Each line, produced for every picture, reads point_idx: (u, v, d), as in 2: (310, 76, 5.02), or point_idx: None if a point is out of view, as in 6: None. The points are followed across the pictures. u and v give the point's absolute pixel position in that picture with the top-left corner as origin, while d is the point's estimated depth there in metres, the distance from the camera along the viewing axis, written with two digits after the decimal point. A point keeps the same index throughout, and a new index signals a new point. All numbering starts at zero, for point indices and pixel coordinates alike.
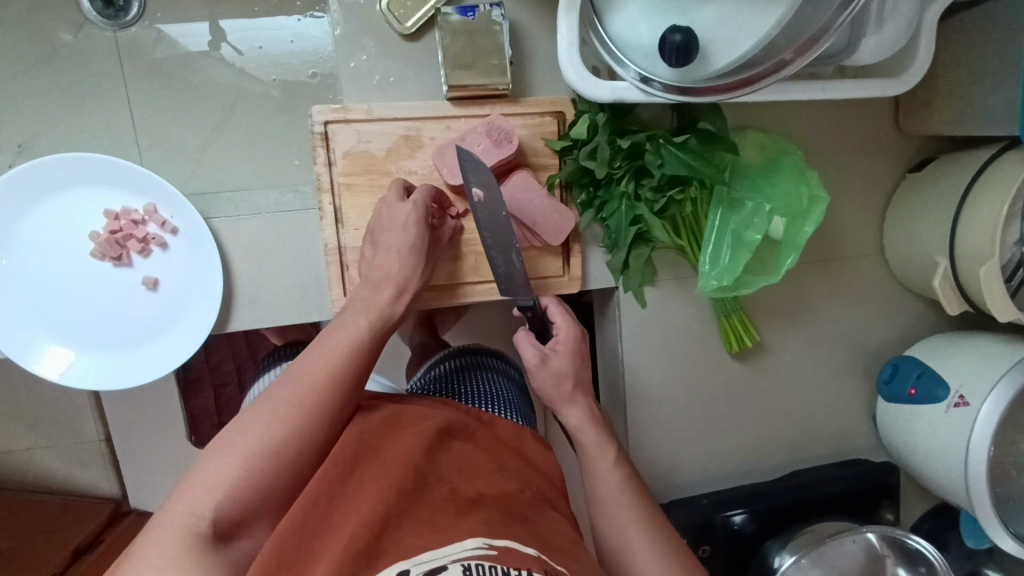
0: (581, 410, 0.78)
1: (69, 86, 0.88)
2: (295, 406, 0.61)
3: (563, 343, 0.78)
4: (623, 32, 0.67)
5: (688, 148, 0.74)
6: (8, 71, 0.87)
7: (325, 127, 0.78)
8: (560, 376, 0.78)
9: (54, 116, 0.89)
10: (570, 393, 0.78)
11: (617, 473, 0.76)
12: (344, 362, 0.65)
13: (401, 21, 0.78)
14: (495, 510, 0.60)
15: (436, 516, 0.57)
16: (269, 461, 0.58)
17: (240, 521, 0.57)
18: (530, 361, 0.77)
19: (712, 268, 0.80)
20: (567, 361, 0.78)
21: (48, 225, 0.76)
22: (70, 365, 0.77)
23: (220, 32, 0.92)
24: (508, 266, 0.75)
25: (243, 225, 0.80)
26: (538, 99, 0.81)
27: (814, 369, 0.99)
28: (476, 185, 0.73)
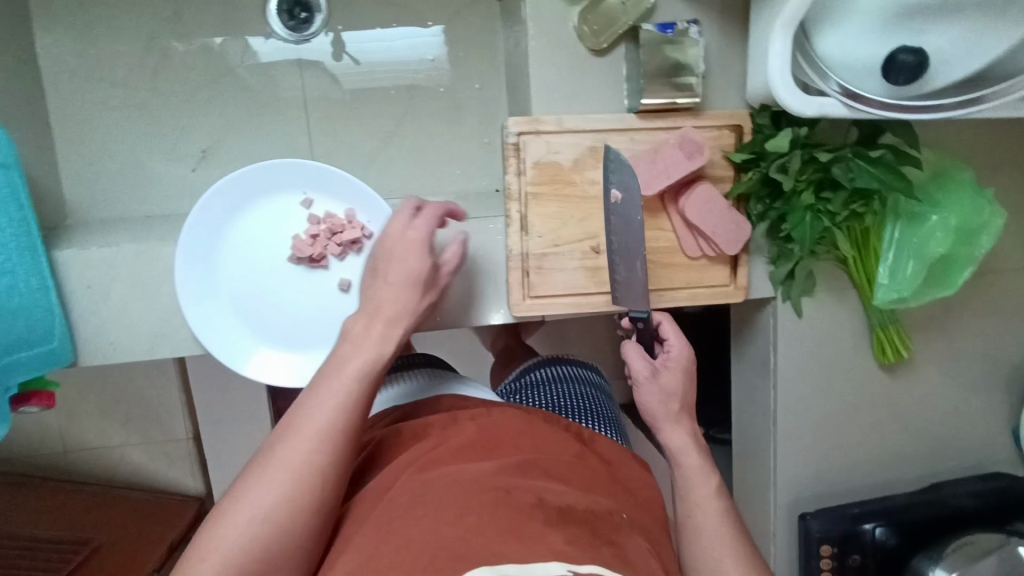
0: (684, 432, 0.76)
1: (252, 94, 0.92)
2: (325, 440, 0.57)
3: (675, 362, 0.77)
4: (837, 49, 0.69)
5: (882, 162, 0.76)
6: (197, 79, 0.91)
7: (518, 137, 0.81)
8: (668, 395, 0.76)
9: (234, 122, 0.93)
10: (666, 420, 0.76)
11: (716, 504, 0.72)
12: (332, 413, 0.59)
13: (595, 38, 0.80)
14: (581, 529, 0.55)
15: (519, 525, 0.53)
16: (288, 503, 0.55)
17: (276, 560, 0.55)
18: (639, 373, 0.76)
19: (889, 282, 0.83)
20: (677, 380, 0.76)
21: (254, 229, 0.79)
22: (271, 364, 0.80)
23: (340, 44, 0.92)
24: (629, 272, 0.78)
25: (432, 231, 0.83)
26: (718, 113, 0.84)
27: (958, 381, 1.01)
28: (616, 186, 0.77)
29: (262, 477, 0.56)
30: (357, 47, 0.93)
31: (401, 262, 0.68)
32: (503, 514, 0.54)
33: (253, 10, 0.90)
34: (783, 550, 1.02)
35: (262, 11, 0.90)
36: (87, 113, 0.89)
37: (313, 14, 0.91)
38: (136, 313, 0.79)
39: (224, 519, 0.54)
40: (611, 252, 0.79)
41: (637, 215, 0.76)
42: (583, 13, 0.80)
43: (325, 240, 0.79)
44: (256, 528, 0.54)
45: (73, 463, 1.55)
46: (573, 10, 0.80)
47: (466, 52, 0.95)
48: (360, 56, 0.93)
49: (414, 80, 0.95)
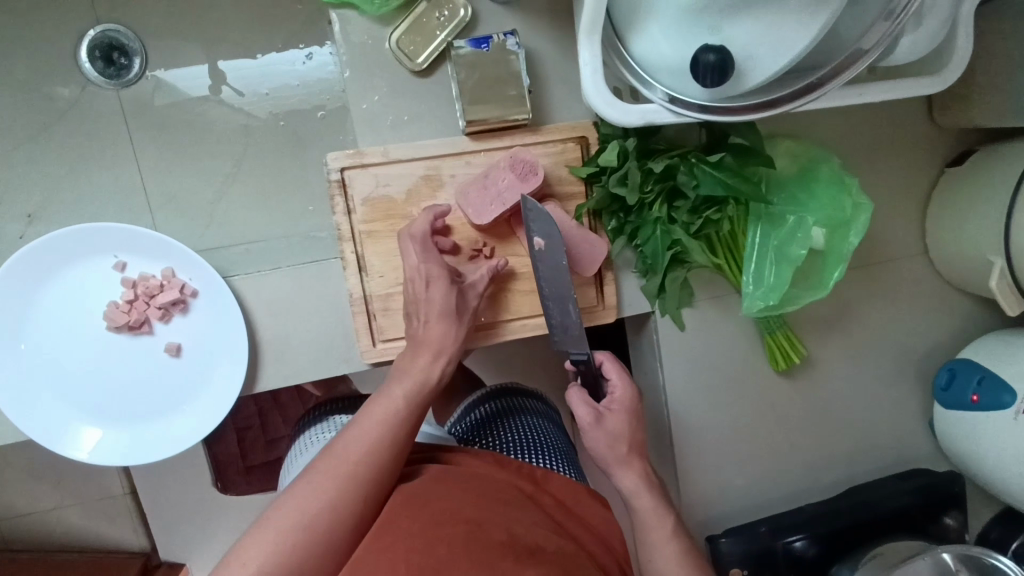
0: (636, 474, 0.75)
1: (74, 151, 0.87)
2: (341, 473, 0.62)
3: (619, 404, 0.76)
4: (651, 53, 0.64)
5: (725, 166, 0.70)
6: (11, 142, 0.85)
7: (341, 173, 0.75)
8: (615, 437, 0.75)
9: (60, 181, 0.87)
10: (620, 464, 0.75)
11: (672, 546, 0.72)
12: (382, 432, 0.66)
13: (412, 58, 0.75)
14: (555, 568, 0.57)
15: (490, 559, 0.55)
16: (302, 532, 0.58)
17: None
18: (584, 420, 0.75)
19: (755, 289, 0.77)
20: (621, 422, 0.75)
21: (63, 300, 0.74)
22: (103, 443, 0.75)
23: (220, 75, 0.90)
24: (564, 316, 0.73)
25: (265, 280, 0.78)
26: (558, 126, 0.78)
27: (865, 378, 0.95)
28: (538, 234, 0.72)
29: (274, 513, 0.60)
30: (239, 76, 0.90)
31: (427, 299, 0.72)
32: (474, 548, 0.56)
33: (66, 63, 0.86)
34: None
35: (73, 60, 0.86)
36: None
37: (132, 59, 0.87)
38: None
39: (236, 555, 0.57)
40: (543, 297, 0.75)
41: (563, 261, 0.71)
42: (397, 32, 0.74)
43: (143, 304, 0.75)
44: (269, 559, 0.57)
45: (21, 529, 1.59)
46: (385, 32, 0.74)
47: (303, 83, 0.91)
48: (251, 84, 0.90)
49: (254, 117, 0.90)
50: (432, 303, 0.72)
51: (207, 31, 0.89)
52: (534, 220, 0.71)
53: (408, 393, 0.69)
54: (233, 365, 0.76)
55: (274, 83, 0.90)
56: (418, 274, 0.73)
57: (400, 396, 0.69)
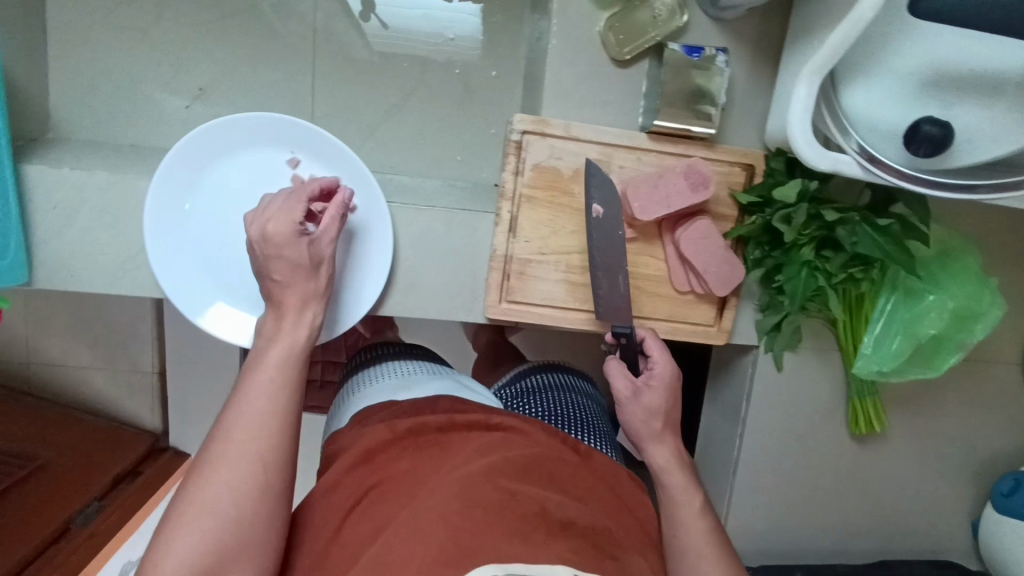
0: (668, 450, 0.74)
1: (257, 43, 0.90)
2: (250, 441, 0.56)
3: (658, 380, 0.74)
4: (858, 107, 0.67)
5: (888, 232, 0.73)
6: (205, 17, 0.88)
7: (521, 135, 0.78)
8: (651, 413, 0.74)
9: (238, 65, 0.90)
10: (648, 433, 0.74)
11: (700, 521, 0.69)
12: (252, 394, 0.58)
13: (618, 46, 0.77)
14: (585, 537, 0.56)
15: (517, 527, 0.53)
16: (247, 506, 0.53)
17: (235, 556, 0.52)
18: (621, 393, 0.74)
19: (873, 354, 0.80)
20: (660, 399, 0.74)
21: (232, 180, 0.77)
22: (248, 326, 0.78)
23: (371, 4, 0.89)
24: (613, 288, 0.77)
25: (418, 215, 0.80)
26: (732, 147, 0.80)
27: (926, 463, 0.98)
28: (597, 202, 0.76)
29: (221, 474, 0.54)
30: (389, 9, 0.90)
31: (282, 254, 0.64)
32: (503, 514, 0.54)
33: None
34: None
35: None
36: (88, 31, 0.86)
37: None
38: (101, 244, 0.76)
39: (180, 520, 0.52)
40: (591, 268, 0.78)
41: (618, 232, 0.76)
42: (611, 19, 0.77)
43: None
44: (219, 526, 0.52)
45: (44, 377, 1.63)
46: (601, 15, 0.77)
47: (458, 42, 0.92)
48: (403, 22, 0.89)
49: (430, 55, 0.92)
50: (286, 261, 0.65)
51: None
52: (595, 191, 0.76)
53: (284, 357, 0.61)
54: (371, 281, 0.79)
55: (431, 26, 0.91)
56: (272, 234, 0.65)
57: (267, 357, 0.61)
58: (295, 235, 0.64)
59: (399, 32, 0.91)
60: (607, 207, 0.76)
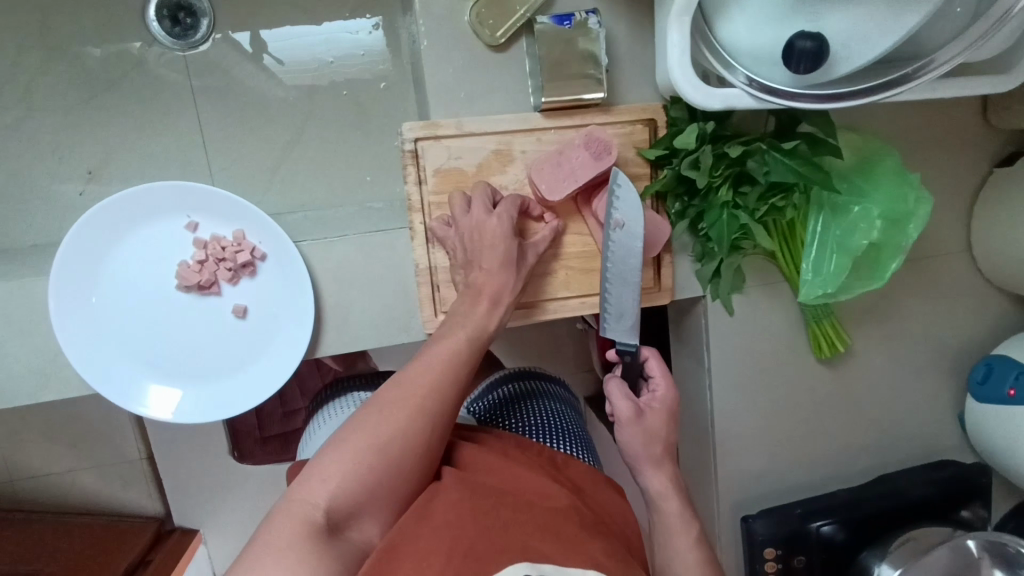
0: (667, 477, 0.72)
1: (134, 111, 0.86)
2: (410, 404, 0.61)
3: (660, 403, 0.74)
4: (736, 38, 0.65)
5: (797, 155, 0.71)
6: (76, 98, 0.85)
7: (415, 144, 0.76)
8: (652, 437, 0.72)
9: (121, 138, 0.87)
10: (649, 463, 0.72)
11: (692, 557, 0.68)
12: (440, 377, 0.63)
13: (491, 32, 0.75)
14: (612, 541, 0.60)
15: (565, 529, 0.57)
16: (371, 454, 0.58)
17: (352, 512, 0.56)
18: (621, 414, 0.72)
19: (814, 278, 0.79)
20: (662, 421, 0.73)
21: (133, 258, 0.74)
22: (184, 402, 0.76)
23: (261, 42, 0.88)
24: (619, 303, 0.74)
25: (331, 249, 0.78)
26: (628, 107, 0.79)
27: (901, 369, 0.98)
28: (618, 212, 0.73)
29: (348, 435, 0.59)
30: (281, 44, 0.89)
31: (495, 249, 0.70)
32: (556, 515, 0.59)
33: (130, 17, 0.85)
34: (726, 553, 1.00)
35: (140, 16, 0.85)
36: None
37: (199, 19, 0.86)
38: (9, 357, 0.73)
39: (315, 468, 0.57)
40: (604, 278, 0.75)
41: (636, 245, 0.72)
42: (477, 5, 0.75)
43: (214, 265, 0.75)
44: (339, 480, 0.56)
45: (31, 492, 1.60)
46: (465, 4, 0.75)
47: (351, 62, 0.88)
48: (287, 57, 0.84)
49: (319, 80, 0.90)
50: (497, 251, 0.70)
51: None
52: (620, 197, 0.72)
53: (468, 347, 0.66)
54: (299, 325, 0.77)
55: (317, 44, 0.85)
56: (485, 226, 0.71)
57: (461, 342, 0.66)
58: (509, 230, 0.71)
59: (298, 63, 0.89)
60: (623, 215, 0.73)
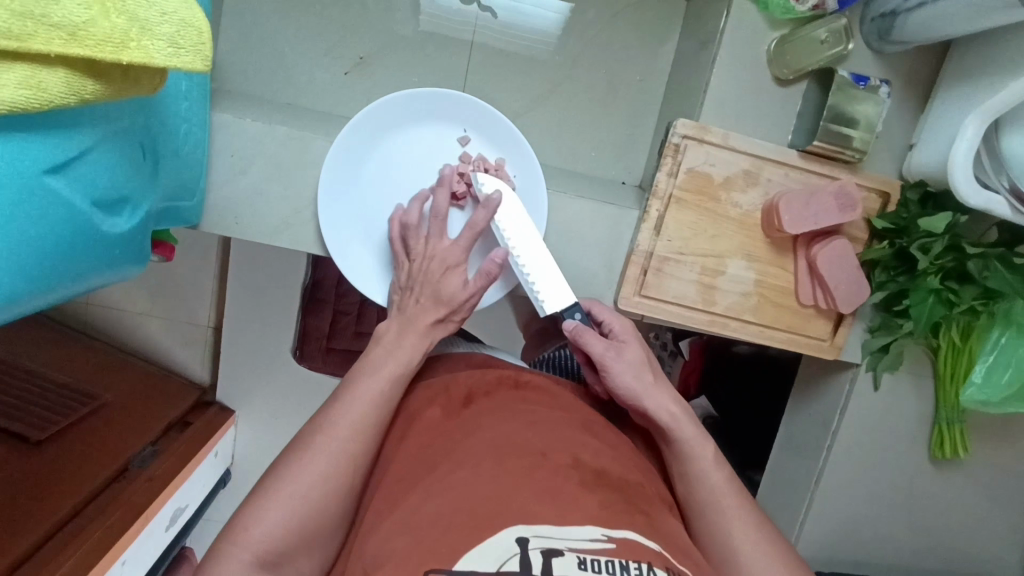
0: (668, 397, 0.70)
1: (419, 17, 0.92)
2: (329, 446, 0.60)
3: (626, 333, 0.74)
4: (1018, 151, 0.71)
5: (1023, 272, 0.77)
6: None
7: (681, 139, 0.81)
8: (635, 368, 0.71)
9: (398, 39, 0.92)
10: (647, 390, 0.70)
11: (735, 505, 0.65)
12: (348, 411, 0.63)
13: (781, 68, 0.81)
14: (615, 494, 0.58)
15: (555, 488, 0.55)
16: (314, 495, 0.58)
17: (290, 548, 0.57)
18: (596, 355, 0.71)
19: (981, 384, 0.85)
20: (638, 351, 0.72)
21: (407, 149, 0.81)
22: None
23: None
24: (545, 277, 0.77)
25: (569, 203, 0.84)
26: (871, 175, 0.85)
27: (995, 493, 1.03)
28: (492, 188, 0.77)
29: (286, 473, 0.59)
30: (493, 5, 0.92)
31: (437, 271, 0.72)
32: (542, 477, 0.57)
33: None
34: None
35: None
36: None
37: None
38: (270, 197, 0.79)
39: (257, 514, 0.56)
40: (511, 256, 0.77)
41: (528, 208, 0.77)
42: (781, 40, 0.81)
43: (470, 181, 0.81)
44: (296, 505, 0.57)
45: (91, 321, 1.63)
46: (772, 35, 0.81)
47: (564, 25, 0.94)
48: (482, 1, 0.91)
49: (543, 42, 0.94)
50: (447, 282, 0.71)
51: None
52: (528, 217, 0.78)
53: (393, 372, 0.66)
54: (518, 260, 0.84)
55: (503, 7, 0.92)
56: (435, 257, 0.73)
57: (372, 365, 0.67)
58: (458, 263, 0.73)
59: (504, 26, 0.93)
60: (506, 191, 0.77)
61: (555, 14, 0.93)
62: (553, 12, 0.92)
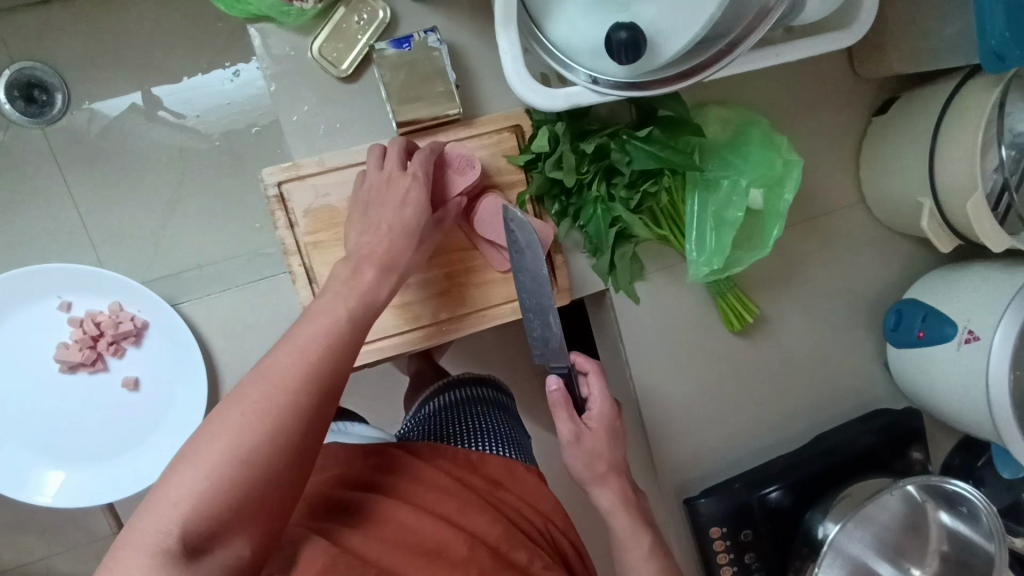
0: (613, 491, 0.78)
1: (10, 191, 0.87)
2: (234, 473, 0.50)
3: (597, 421, 0.77)
4: (565, 32, 0.65)
5: (654, 139, 0.72)
6: None
7: (279, 188, 0.75)
8: (594, 455, 0.77)
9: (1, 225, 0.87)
10: (604, 473, 0.78)
11: (638, 541, 0.76)
12: (272, 435, 0.53)
13: (336, 64, 0.75)
14: None
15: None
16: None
17: None
18: (599, 412, 0.77)
19: (699, 255, 0.79)
20: (601, 441, 0.77)
21: (10, 346, 0.73)
22: (69, 485, 0.74)
23: (153, 99, 0.91)
24: (545, 328, 0.73)
25: (215, 303, 0.77)
26: (492, 117, 0.79)
27: (818, 328, 0.98)
28: (520, 240, 0.72)
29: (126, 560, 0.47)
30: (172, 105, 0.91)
31: (393, 208, 0.68)
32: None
33: None
34: (681, 539, 0.99)
35: None
36: None
37: (53, 95, 0.87)
38: None
39: None
40: (522, 308, 0.74)
41: (540, 269, 0.72)
42: (319, 40, 0.74)
43: (94, 341, 0.74)
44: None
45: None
46: (307, 40, 0.74)
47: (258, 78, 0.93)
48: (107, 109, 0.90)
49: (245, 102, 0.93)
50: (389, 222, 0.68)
51: (96, 27, 0.87)
52: (516, 229, 0.72)
53: (321, 330, 0.60)
54: (191, 392, 0.75)
55: (181, 108, 0.91)
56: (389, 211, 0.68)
57: (307, 357, 0.57)
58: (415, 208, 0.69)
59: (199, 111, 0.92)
60: (527, 241, 0.72)
61: (199, 115, 0.92)
62: (197, 113, 0.92)
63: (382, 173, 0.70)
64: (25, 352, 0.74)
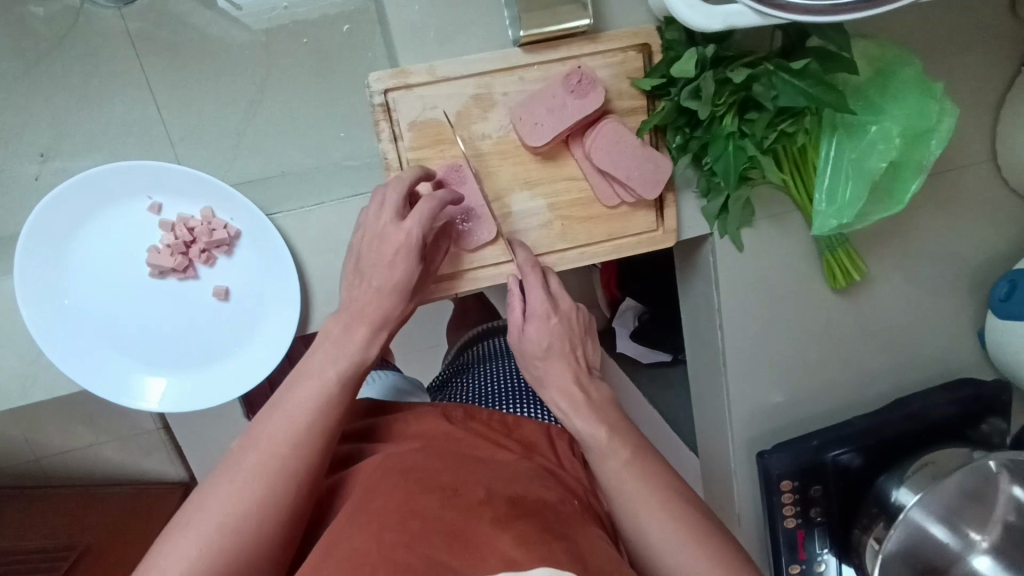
0: (563, 380, 0.70)
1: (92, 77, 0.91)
2: (282, 446, 0.58)
3: (532, 311, 0.70)
4: None
5: (809, 74, 0.64)
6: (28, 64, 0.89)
7: (385, 96, 0.69)
8: (541, 349, 0.70)
9: (85, 108, 0.92)
10: (546, 369, 0.70)
11: (612, 455, 0.65)
12: (315, 410, 0.60)
13: None
14: (532, 517, 0.56)
15: (466, 526, 0.53)
16: (227, 535, 0.54)
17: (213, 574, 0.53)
18: (535, 308, 0.70)
19: (827, 206, 0.74)
20: (546, 333, 0.69)
21: (102, 244, 0.70)
22: (171, 391, 0.72)
23: None
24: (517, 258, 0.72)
25: (309, 217, 0.73)
26: (618, 32, 0.71)
27: (919, 291, 0.93)
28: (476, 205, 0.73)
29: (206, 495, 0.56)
30: None
31: (391, 251, 0.65)
32: (452, 513, 0.54)
33: None
34: (743, 488, 0.99)
35: None
36: None
37: None
38: None
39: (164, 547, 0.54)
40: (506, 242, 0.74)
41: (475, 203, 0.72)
42: None
43: (184, 247, 0.70)
44: (209, 556, 0.53)
45: (37, 465, 1.47)
46: None
47: None
48: None
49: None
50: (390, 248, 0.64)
51: None
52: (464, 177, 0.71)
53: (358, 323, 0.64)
54: (285, 306, 0.73)
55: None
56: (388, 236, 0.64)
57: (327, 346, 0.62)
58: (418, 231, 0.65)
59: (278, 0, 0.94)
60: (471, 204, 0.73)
61: (287, 6, 0.94)
62: (284, 4, 0.94)
63: (390, 217, 0.65)
64: (115, 253, 0.71)
